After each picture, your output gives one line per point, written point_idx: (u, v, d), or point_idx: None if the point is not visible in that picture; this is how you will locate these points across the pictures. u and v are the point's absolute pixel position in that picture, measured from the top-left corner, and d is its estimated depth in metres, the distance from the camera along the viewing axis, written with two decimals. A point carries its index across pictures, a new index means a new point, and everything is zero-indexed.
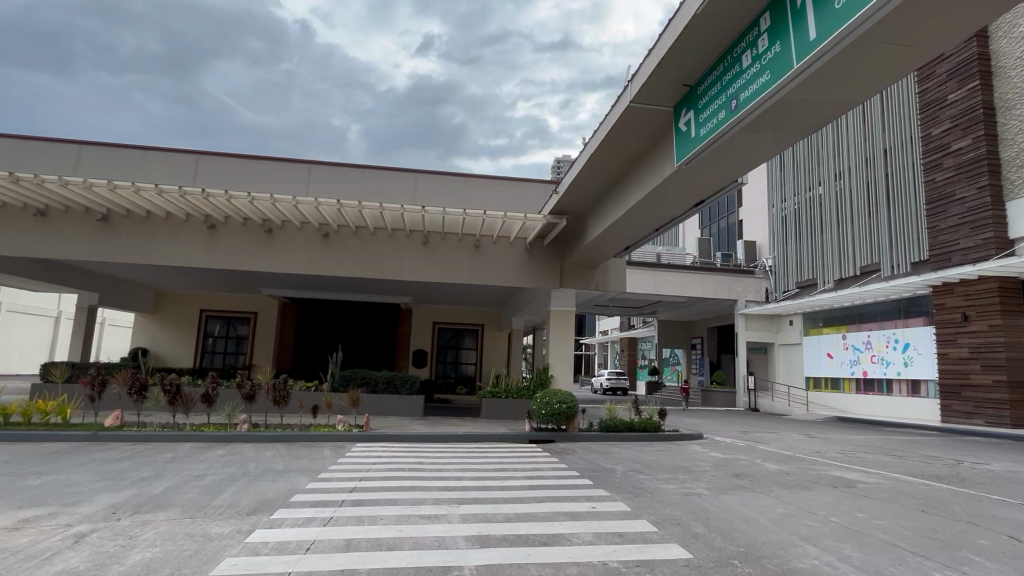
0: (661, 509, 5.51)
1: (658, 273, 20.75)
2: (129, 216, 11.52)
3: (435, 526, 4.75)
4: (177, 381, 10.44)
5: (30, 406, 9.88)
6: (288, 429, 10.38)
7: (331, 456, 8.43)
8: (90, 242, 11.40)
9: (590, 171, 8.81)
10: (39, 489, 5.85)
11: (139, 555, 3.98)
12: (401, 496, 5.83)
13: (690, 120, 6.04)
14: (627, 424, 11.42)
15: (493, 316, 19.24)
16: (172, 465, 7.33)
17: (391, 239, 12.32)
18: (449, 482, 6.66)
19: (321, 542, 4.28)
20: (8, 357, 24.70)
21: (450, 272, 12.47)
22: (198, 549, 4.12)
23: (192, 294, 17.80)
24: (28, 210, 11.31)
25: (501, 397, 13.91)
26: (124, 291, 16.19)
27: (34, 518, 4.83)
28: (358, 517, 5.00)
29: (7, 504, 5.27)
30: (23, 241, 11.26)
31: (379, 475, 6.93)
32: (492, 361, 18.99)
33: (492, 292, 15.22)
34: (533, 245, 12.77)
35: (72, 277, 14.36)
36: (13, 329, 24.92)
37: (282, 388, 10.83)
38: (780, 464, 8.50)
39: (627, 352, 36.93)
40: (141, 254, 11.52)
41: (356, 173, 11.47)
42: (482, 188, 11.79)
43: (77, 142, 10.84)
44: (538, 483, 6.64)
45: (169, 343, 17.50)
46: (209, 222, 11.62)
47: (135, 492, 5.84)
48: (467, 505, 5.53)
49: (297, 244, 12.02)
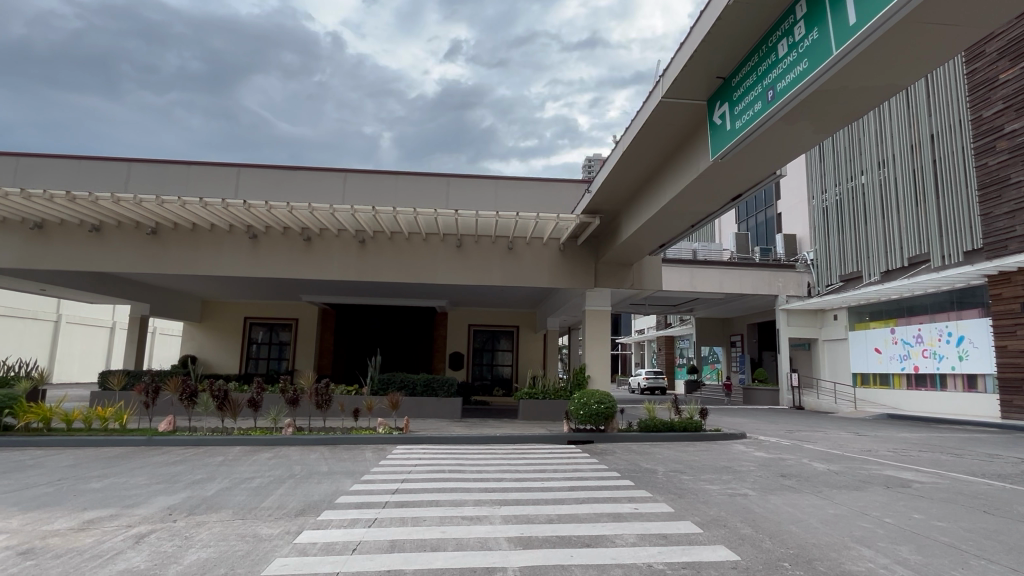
0: (705, 510, 5.42)
1: (694, 270, 20.43)
2: (176, 229, 11.98)
3: (478, 527, 4.79)
4: (225, 387, 10.78)
5: (91, 412, 10.35)
6: (331, 432, 10.62)
7: (373, 458, 8.60)
8: (141, 255, 11.90)
9: (622, 169, 8.74)
10: (101, 491, 6.16)
11: (195, 554, 4.14)
12: (443, 498, 5.89)
13: (724, 114, 5.94)
14: (666, 423, 11.28)
15: (528, 317, 19.24)
16: (223, 468, 7.60)
17: (426, 244, 12.46)
18: (491, 483, 6.72)
19: (366, 543, 4.36)
20: (70, 366, 26.08)
21: (484, 274, 12.53)
22: (250, 549, 4.25)
23: (236, 303, 18.36)
24: (84, 226, 11.86)
25: (538, 398, 13.93)
26: (174, 302, 16.90)
27: (98, 519, 5.08)
28: (401, 518, 5.08)
29: (72, 505, 5.56)
30: (79, 256, 11.82)
31: (422, 477, 7.04)
32: (528, 362, 19.00)
33: (527, 294, 15.26)
34: (566, 245, 12.72)
35: (126, 289, 15.09)
36: (73, 339, 26.27)
37: (324, 392, 11.07)
38: (830, 463, 8.25)
39: (665, 351, 36.45)
40: (188, 265, 11.96)
41: (390, 180, 11.76)
42: (513, 190, 11.92)
43: (128, 159, 11.44)
44: (579, 484, 6.64)
45: (216, 350, 18.08)
46: (251, 232, 11.98)
47: (189, 493, 6.09)
48: (510, 506, 5.56)
49: (335, 251, 12.28)
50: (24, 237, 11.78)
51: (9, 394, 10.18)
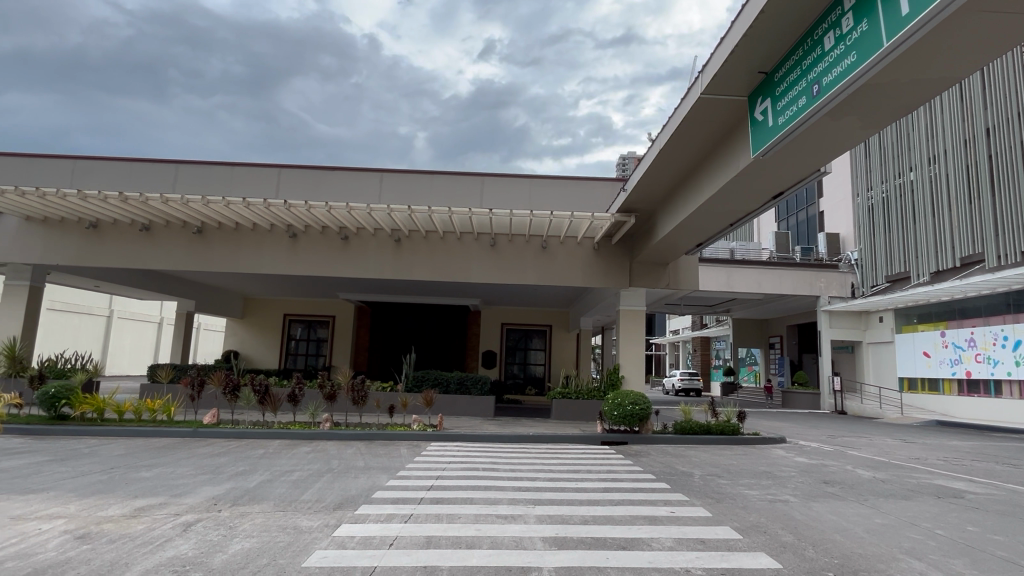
0: (744, 515, 5.30)
1: (732, 269, 20.01)
2: (220, 228, 12.37)
3: (512, 527, 4.78)
4: (266, 382, 11.08)
5: (141, 404, 10.78)
6: (367, 428, 10.81)
7: (408, 454, 8.70)
8: (187, 254, 12.33)
9: (659, 168, 8.62)
10: (150, 480, 6.42)
11: (239, 544, 4.26)
12: (476, 495, 5.91)
13: (766, 110, 5.78)
14: (703, 426, 11.09)
15: (562, 316, 19.18)
16: (264, 461, 7.82)
17: (460, 243, 12.55)
18: (524, 482, 6.71)
19: (402, 538, 4.41)
20: (121, 359, 27.22)
21: (518, 274, 12.53)
22: (291, 540, 4.36)
23: (276, 300, 18.85)
24: (135, 225, 12.36)
25: (572, 398, 13.88)
26: (218, 299, 17.44)
27: (148, 507, 5.28)
28: (436, 515, 5.12)
29: (124, 493, 5.81)
30: (130, 254, 12.32)
31: (455, 474, 7.09)
32: (561, 362, 18.93)
33: (560, 293, 15.22)
34: (601, 245, 12.63)
35: (173, 286, 15.66)
36: (124, 334, 27.41)
37: (361, 389, 11.26)
38: (875, 471, 7.96)
39: (701, 352, 35.86)
40: (232, 263, 12.36)
41: (425, 180, 11.89)
42: (547, 189, 11.91)
43: (176, 160, 11.88)
44: (614, 486, 6.57)
45: (256, 346, 18.59)
46: (291, 232, 12.28)
47: (233, 484, 6.29)
48: (544, 506, 5.54)
49: (372, 250, 12.48)
50: (81, 235, 12.35)
51: (66, 385, 10.70)
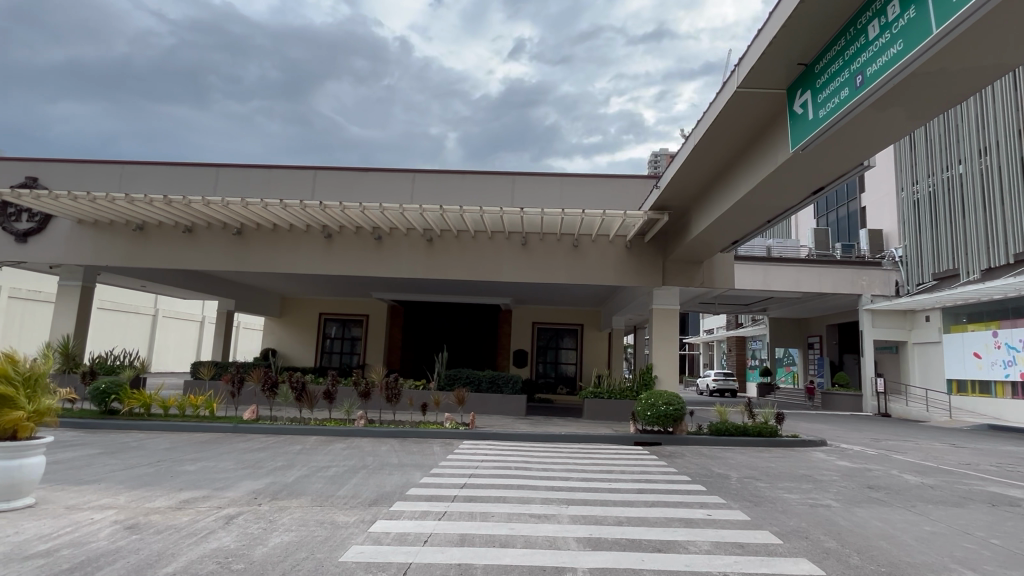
0: (785, 520, 5.16)
1: (768, 267, 19.53)
2: (259, 229, 12.69)
3: (545, 526, 4.77)
4: (303, 379, 11.33)
5: (185, 400, 11.16)
6: (400, 425, 10.94)
7: (441, 452, 8.77)
8: (228, 255, 12.70)
9: (693, 164, 8.48)
10: (194, 474, 6.63)
11: (279, 538, 4.37)
12: (509, 494, 5.91)
13: (806, 102, 5.60)
14: (739, 427, 10.85)
15: (593, 315, 19.04)
16: (302, 457, 8.00)
17: (492, 242, 12.58)
18: (557, 482, 6.68)
19: (437, 536, 4.45)
20: (165, 357, 28.22)
21: (550, 272, 12.48)
22: (328, 535, 4.43)
23: (312, 299, 19.24)
24: (178, 228, 12.79)
25: (604, 397, 13.76)
26: (257, 299, 17.90)
27: (192, 499, 5.46)
28: (470, 513, 5.14)
29: (170, 485, 6.03)
30: (173, 255, 12.75)
31: (488, 473, 7.10)
32: (593, 361, 18.80)
33: (592, 292, 15.13)
34: (633, 243, 12.48)
35: (214, 286, 16.15)
36: (168, 333, 28.42)
37: (394, 387, 11.40)
38: (923, 477, 7.64)
39: (736, 352, 35.14)
40: (270, 263, 12.66)
41: (457, 179, 11.96)
42: (578, 188, 11.85)
43: (216, 164, 12.25)
44: (648, 487, 6.48)
45: (293, 344, 19.01)
46: (326, 232, 12.51)
47: (272, 479, 6.45)
48: (577, 506, 5.50)
49: (404, 250, 12.62)
50: (128, 238, 12.85)
51: (116, 381, 11.17)
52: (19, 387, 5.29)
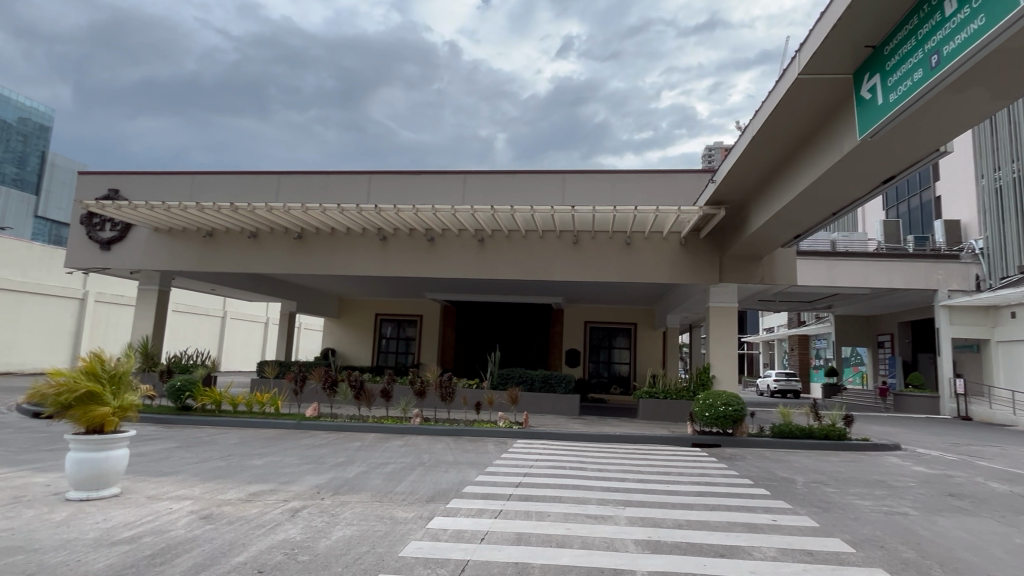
0: (857, 528, 4.90)
1: (833, 262, 18.63)
2: (319, 233, 13.16)
3: (602, 527, 4.71)
4: (361, 378, 11.65)
5: (252, 398, 11.71)
6: (454, 424, 11.08)
7: (495, 451, 8.82)
8: (291, 258, 13.23)
9: (751, 156, 8.18)
10: (262, 468, 6.94)
11: (342, 531, 4.50)
12: (564, 494, 5.88)
13: (875, 86, 5.29)
14: (804, 429, 10.37)
15: (647, 313, 18.71)
16: (362, 453, 8.24)
17: (543, 241, 12.56)
18: (613, 482, 6.59)
19: (494, 533, 4.48)
20: (233, 357, 29.72)
21: (602, 271, 12.34)
22: (388, 530, 4.54)
23: (368, 300, 19.78)
24: (244, 233, 13.43)
25: (659, 398, 13.48)
26: (316, 300, 18.57)
27: (260, 492, 5.72)
28: (526, 512, 5.14)
29: (240, 479, 6.33)
30: (240, 259, 13.39)
31: (543, 472, 7.08)
32: (647, 360, 18.46)
33: (646, 290, 14.85)
34: (688, 239, 12.17)
35: (277, 288, 16.87)
36: (236, 333, 29.91)
37: (448, 386, 11.56)
38: (1012, 485, 7.08)
39: (798, 351, 33.69)
40: (329, 266, 13.10)
41: (507, 179, 12.01)
42: (630, 184, 11.67)
43: (278, 172, 12.78)
44: (708, 490, 6.30)
45: (351, 344, 19.61)
46: (381, 235, 12.82)
47: (334, 474, 6.67)
48: (635, 507, 5.41)
49: (457, 251, 12.77)
50: (199, 244, 13.60)
51: (190, 379, 11.86)
52: (105, 383, 5.71)
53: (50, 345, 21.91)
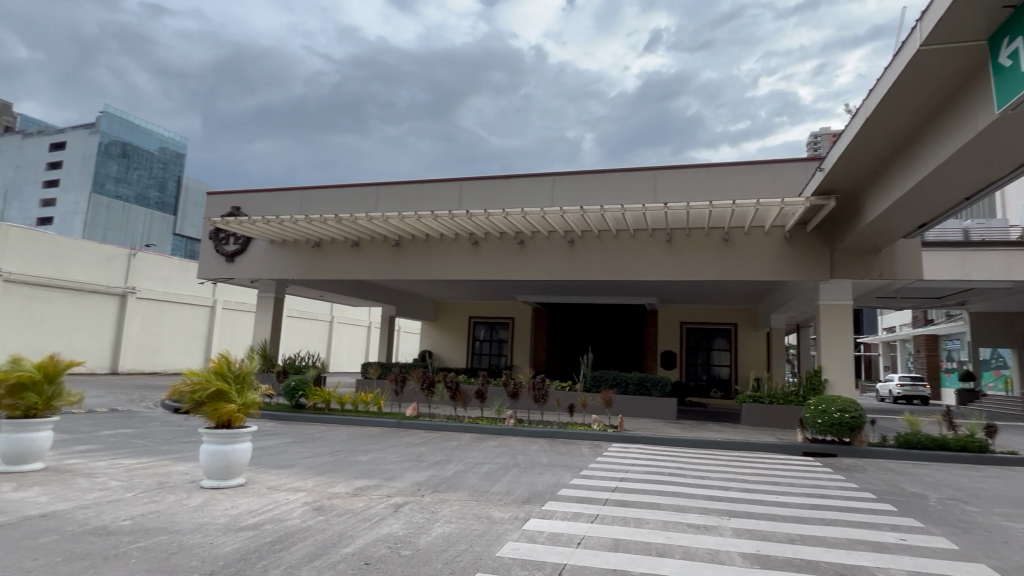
0: (1006, 553, 4.30)
1: (967, 254, 16.62)
2: (414, 240, 13.71)
3: (705, 537, 4.49)
4: (457, 379, 11.97)
5: (357, 397, 12.40)
6: (548, 426, 11.08)
7: (590, 454, 8.72)
8: (390, 265, 13.88)
9: (864, 140, 7.50)
10: (367, 464, 7.32)
11: (441, 528, 4.63)
12: (663, 501, 5.67)
13: (1017, 51, 4.64)
14: (937, 440, 9.31)
15: (748, 313, 17.72)
16: (459, 452, 8.45)
17: (635, 240, 12.27)
18: (716, 490, 6.27)
19: (590, 538, 4.41)
20: (340, 358, 31.70)
21: (698, 269, 11.83)
22: (485, 530, 4.61)
23: (462, 304, 20.32)
24: (348, 242, 14.29)
25: (764, 403, 12.69)
26: (414, 304, 19.36)
27: (366, 487, 6.03)
28: (623, 518, 5.02)
29: (347, 473, 6.72)
30: (344, 267, 14.26)
31: (640, 477, 6.88)
32: (750, 363, 17.47)
33: (747, 289, 14.06)
34: (793, 233, 11.38)
35: (378, 293, 17.77)
36: (342, 336, 31.89)
37: (541, 387, 11.60)
38: None
39: (926, 353, 30.40)
40: (425, 271, 13.60)
41: (596, 179, 11.86)
42: (726, 177, 11.12)
43: (376, 184, 13.48)
44: (823, 502, 5.82)
45: (446, 347, 20.23)
46: (473, 239, 13.13)
47: (433, 472, 6.89)
48: (740, 518, 5.10)
49: (547, 253, 12.79)
50: (309, 254, 14.65)
51: (303, 379, 12.78)
52: (230, 382, 6.25)
53: (187, 347, 24.54)
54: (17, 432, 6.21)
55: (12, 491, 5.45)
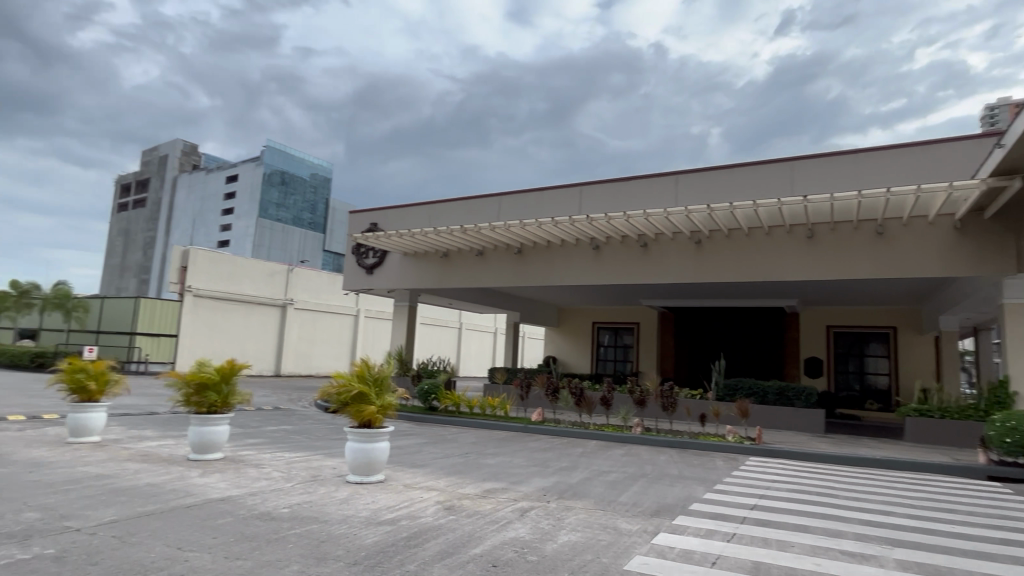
0: None
1: None
2: (536, 247, 13.90)
3: (863, 568, 3.99)
4: (581, 385, 11.89)
5: (485, 401, 12.81)
6: (678, 436, 10.61)
7: (724, 467, 8.19)
8: (513, 272, 14.20)
9: None
10: (494, 467, 7.51)
11: (567, 536, 4.60)
12: (811, 523, 5.14)
13: None
14: None
15: (910, 315, 15.65)
16: (584, 460, 8.37)
17: (770, 237, 11.40)
18: (875, 514, 5.56)
19: (726, 559, 4.12)
20: (469, 363, 33.04)
21: (845, 266, 10.69)
22: (611, 541, 4.50)
23: (586, 309, 20.19)
24: (473, 251, 14.86)
25: (934, 417, 11.09)
26: (538, 311, 19.61)
27: (494, 490, 6.17)
28: (764, 539, 4.63)
29: (476, 475, 6.94)
30: (471, 275, 14.84)
31: (783, 495, 6.31)
32: (914, 372, 15.40)
33: (908, 287, 12.42)
34: (965, 221, 9.88)
35: (503, 300, 18.26)
36: (470, 342, 33.21)
37: (669, 395, 11.15)
38: None
39: None
40: (547, 277, 13.72)
41: (724, 175, 11.20)
42: (877, 163, 9.95)
43: (499, 194, 13.88)
44: (1017, 537, 4.91)
45: (571, 352, 20.22)
46: (595, 244, 13.02)
47: (558, 478, 6.89)
48: (907, 549, 4.47)
49: (672, 255, 12.30)
50: (438, 264, 15.46)
51: (435, 383, 13.47)
52: (370, 386, 6.74)
53: (335, 353, 27.04)
54: (201, 425, 7.20)
55: (199, 476, 6.35)
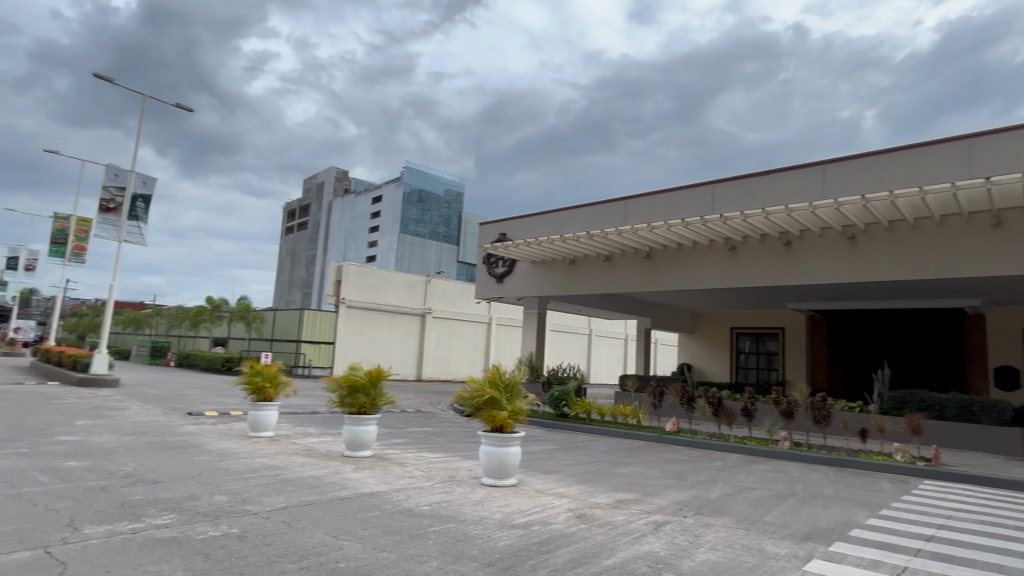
0: None
1: None
2: (666, 250, 13.43)
3: None
4: (719, 394, 11.19)
5: (616, 408, 12.58)
6: (834, 453, 9.57)
7: (892, 490, 7.23)
8: (643, 277, 13.83)
9: None
10: (627, 477, 7.33)
11: (705, 555, 4.36)
12: (1009, 563, 4.34)
13: None
14: None
15: None
16: (724, 474, 7.87)
17: (943, 228, 9.94)
18: None
19: None
20: (599, 370, 32.71)
21: None
22: (756, 564, 4.18)
23: (723, 314, 19.03)
24: (600, 257, 14.73)
25: None
26: (670, 316, 18.87)
27: (626, 501, 6.02)
28: None
29: (608, 484, 6.83)
30: (599, 281, 14.71)
31: (969, 526, 5.41)
32: None
33: None
34: None
35: (633, 306, 17.83)
36: (601, 349, 32.88)
37: (822, 408, 10.11)
38: None
39: None
40: (678, 281, 13.18)
41: (881, 161, 10.00)
42: None
43: (625, 197, 13.64)
44: None
45: (708, 360, 19.17)
46: (730, 244, 12.27)
47: (696, 493, 6.55)
48: None
49: (820, 252, 11.20)
50: (565, 271, 15.54)
51: (565, 390, 13.50)
52: (501, 391, 6.97)
53: (470, 358, 28.26)
54: (354, 425, 7.90)
55: (352, 471, 6.99)
